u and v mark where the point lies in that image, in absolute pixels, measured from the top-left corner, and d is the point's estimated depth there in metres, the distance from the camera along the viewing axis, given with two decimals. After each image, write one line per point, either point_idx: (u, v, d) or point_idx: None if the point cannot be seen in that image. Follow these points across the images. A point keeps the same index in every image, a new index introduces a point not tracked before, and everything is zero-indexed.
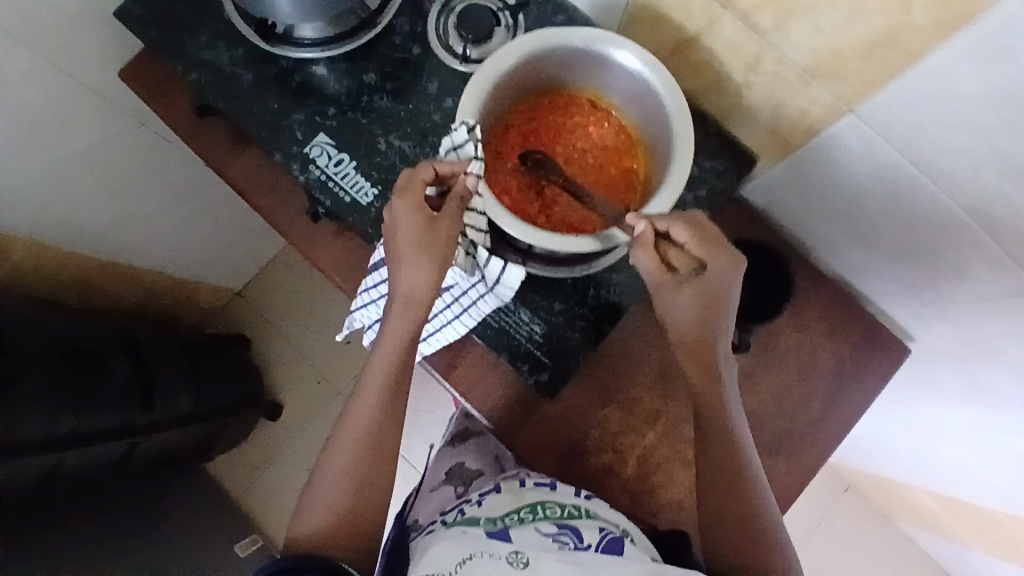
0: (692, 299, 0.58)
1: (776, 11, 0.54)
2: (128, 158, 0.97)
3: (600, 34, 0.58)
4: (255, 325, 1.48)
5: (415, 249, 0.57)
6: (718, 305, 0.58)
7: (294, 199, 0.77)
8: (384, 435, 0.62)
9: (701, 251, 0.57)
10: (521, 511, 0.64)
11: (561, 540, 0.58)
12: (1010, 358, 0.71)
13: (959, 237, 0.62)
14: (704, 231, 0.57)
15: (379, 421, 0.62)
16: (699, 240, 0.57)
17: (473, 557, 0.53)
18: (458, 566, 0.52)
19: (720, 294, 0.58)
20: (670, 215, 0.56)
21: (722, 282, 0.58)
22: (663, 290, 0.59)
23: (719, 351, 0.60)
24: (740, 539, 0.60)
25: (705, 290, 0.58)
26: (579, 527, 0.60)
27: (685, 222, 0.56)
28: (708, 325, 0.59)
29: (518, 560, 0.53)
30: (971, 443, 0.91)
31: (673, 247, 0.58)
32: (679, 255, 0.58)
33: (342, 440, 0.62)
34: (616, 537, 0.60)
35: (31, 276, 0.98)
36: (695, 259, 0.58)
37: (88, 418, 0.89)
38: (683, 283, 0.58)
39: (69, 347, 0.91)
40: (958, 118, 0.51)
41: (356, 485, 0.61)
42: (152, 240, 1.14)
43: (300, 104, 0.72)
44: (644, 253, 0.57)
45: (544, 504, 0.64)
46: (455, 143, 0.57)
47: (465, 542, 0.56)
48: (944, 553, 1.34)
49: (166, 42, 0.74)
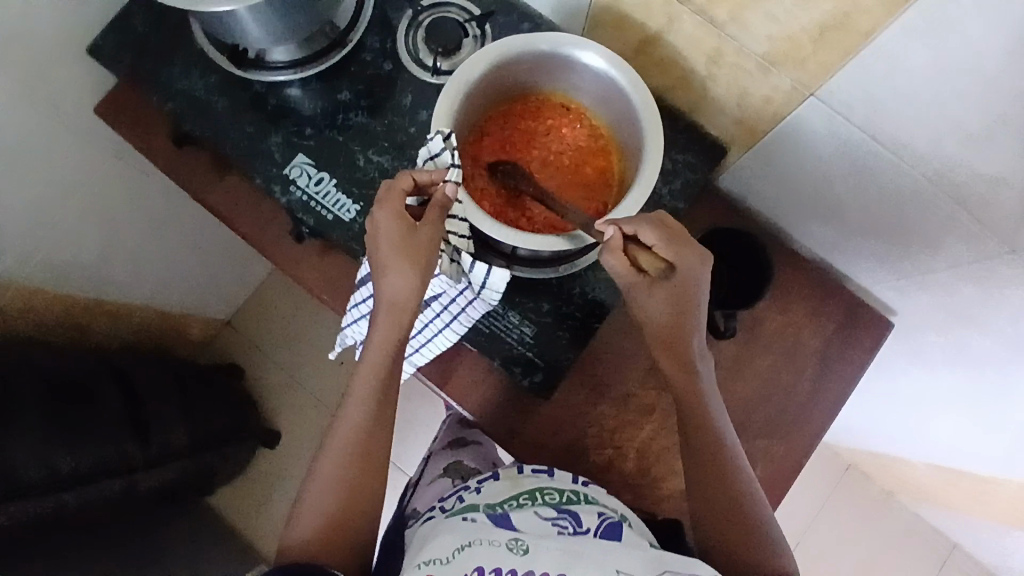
0: (665, 298, 0.57)
1: (732, 4, 0.55)
2: (108, 194, 0.97)
3: (564, 38, 0.60)
4: (247, 352, 1.47)
5: (396, 253, 0.57)
6: (690, 304, 0.58)
7: (278, 222, 0.78)
8: (375, 442, 0.63)
9: (669, 253, 0.57)
10: (519, 498, 0.64)
11: (560, 525, 0.59)
12: (989, 323, 0.73)
13: (927, 209, 0.63)
14: (670, 230, 0.57)
15: (369, 431, 0.63)
16: (665, 242, 0.56)
17: (473, 544, 0.55)
18: (457, 553, 0.54)
19: (692, 294, 0.57)
20: (637, 219, 0.57)
21: (694, 282, 0.57)
22: (634, 294, 0.58)
23: (696, 351, 0.60)
24: (725, 533, 0.61)
25: (676, 292, 0.57)
26: (578, 511, 0.61)
27: (650, 224, 0.57)
28: (682, 326, 0.58)
29: (517, 547, 0.54)
30: (960, 410, 0.93)
31: (643, 250, 0.58)
32: (649, 258, 0.58)
33: (332, 448, 0.63)
34: (614, 521, 0.60)
35: (19, 319, 0.97)
36: (665, 261, 0.57)
37: (79, 457, 0.88)
38: (654, 286, 0.58)
39: (62, 387, 0.91)
40: (914, 94, 0.52)
41: (349, 492, 0.62)
42: (138, 275, 1.14)
43: (276, 127, 0.73)
44: (613, 256, 0.57)
45: (543, 491, 0.64)
46: (432, 152, 0.58)
47: (464, 530, 0.58)
48: (947, 524, 1.36)
49: (141, 76, 0.75)
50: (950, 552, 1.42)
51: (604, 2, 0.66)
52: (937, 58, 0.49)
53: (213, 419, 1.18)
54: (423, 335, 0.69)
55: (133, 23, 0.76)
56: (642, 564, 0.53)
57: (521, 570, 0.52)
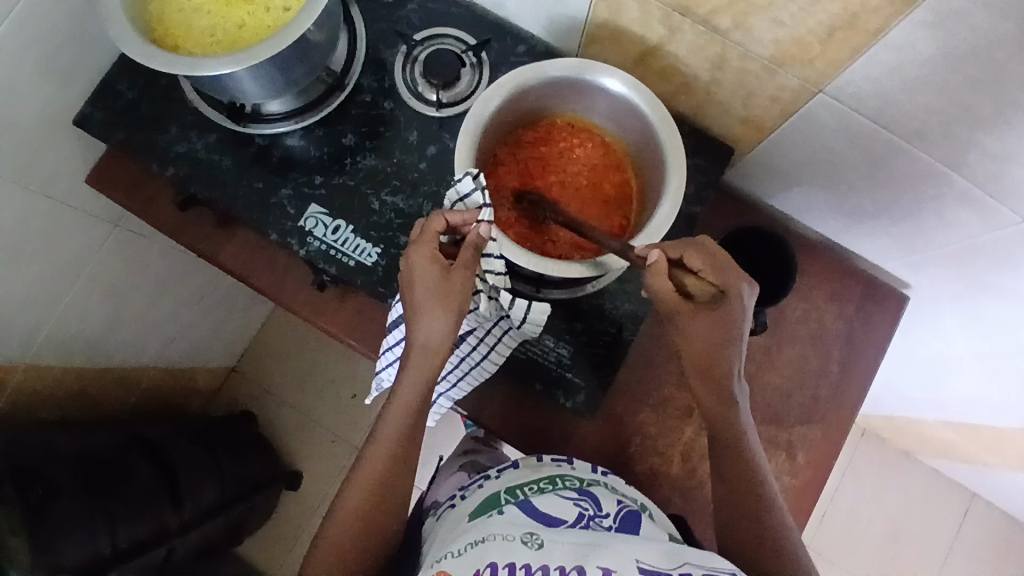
0: (706, 325, 0.58)
1: (734, 13, 0.56)
2: (110, 263, 0.96)
3: (575, 62, 0.61)
4: (259, 397, 1.45)
5: (431, 298, 0.57)
6: (734, 331, 0.58)
7: (293, 272, 0.77)
8: (398, 477, 0.63)
9: (717, 278, 0.57)
10: (540, 482, 0.63)
11: (581, 507, 0.59)
12: (1003, 289, 0.75)
13: (940, 187, 0.64)
14: (717, 258, 0.58)
15: (393, 470, 0.62)
16: (712, 267, 0.57)
17: (486, 540, 0.54)
18: (469, 547, 0.54)
19: (737, 319, 0.58)
20: (683, 244, 0.58)
21: (741, 308, 0.58)
22: (677, 315, 0.59)
23: (734, 379, 0.60)
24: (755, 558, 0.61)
25: (720, 317, 0.58)
26: (599, 495, 0.61)
27: (698, 248, 0.57)
28: (721, 353, 0.59)
29: (532, 541, 0.53)
30: (978, 372, 0.95)
31: (690, 275, 0.58)
32: (697, 282, 0.58)
33: (356, 485, 0.62)
34: (633, 510, 0.60)
35: (33, 399, 0.95)
36: (714, 286, 0.58)
37: (114, 534, 0.87)
38: (699, 310, 0.58)
39: (89, 464, 0.89)
40: (923, 82, 0.54)
41: (368, 529, 0.62)
42: (144, 337, 1.12)
43: (284, 179, 0.72)
44: (658, 280, 0.57)
45: (563, 477, 0.63)
46: (461, 193, 0.58)
47: (482, 525, 0.57)
48: (967, 478, 1.40)
49: (137, 142, 0.73)
50: (974, 504, 1.45)
51: (602, 19, 0.66)
52: (944, 49, 0.50)
53: (239, 470, 1.17)
54: (459, 370, 0.68)
55: (122, 90, 0.74)
56: (663, 557, 0.51)
57: (536, 564, 0.50)
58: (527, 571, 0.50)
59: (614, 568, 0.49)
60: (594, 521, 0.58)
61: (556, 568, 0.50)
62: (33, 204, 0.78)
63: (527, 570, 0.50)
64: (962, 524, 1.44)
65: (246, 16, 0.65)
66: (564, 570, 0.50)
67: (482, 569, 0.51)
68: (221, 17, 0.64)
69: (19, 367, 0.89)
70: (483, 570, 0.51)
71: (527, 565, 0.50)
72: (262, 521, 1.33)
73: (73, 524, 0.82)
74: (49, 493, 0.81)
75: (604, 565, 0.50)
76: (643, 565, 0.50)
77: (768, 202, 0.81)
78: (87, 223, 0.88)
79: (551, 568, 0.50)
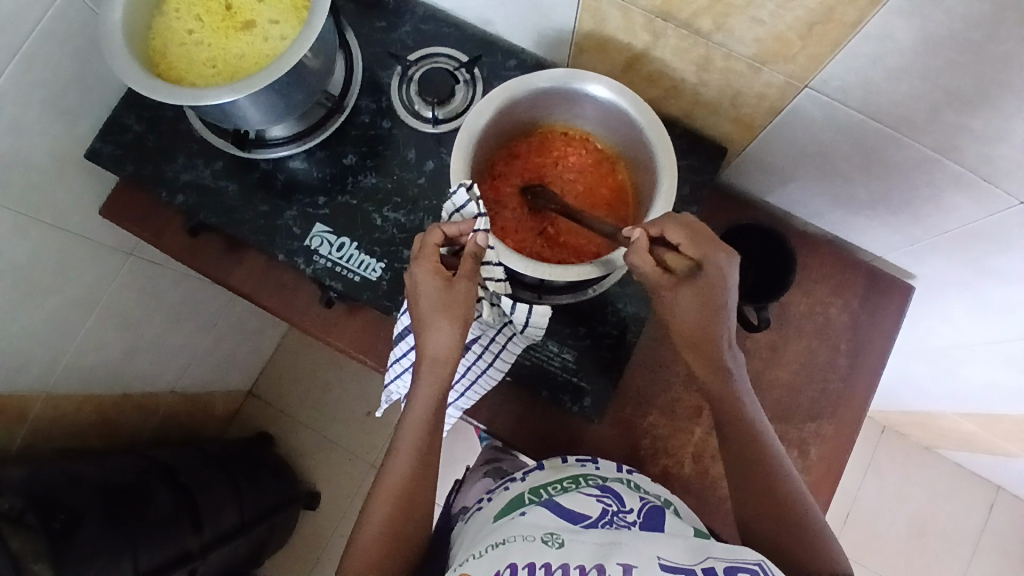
0: (691, 299, 0.58)
1: (715, 15, 0.58)
2: (126, 292, 0.98)
3: (562, 72, 0.63)
4: (274, 420, 1.47)
5: (435, 311, 0.58)
6: (717, 303, 0.58)
7: (302, 291, 0.79)
8: (420, 489, 0.63)
9: (694, 251, 0.57)
10: (563, 482, 0.63)
11: (604, 504, 0.59)
12: (1009, 275, 0.74)
13: (934, 173, 0.65)
14: (695, 231, 0.58)
15: (414, 480, 0.62)
16: (691, 241, 0.57)
17: (507, 541, 0.54)
18: (490, 548, 0.54)
19: (716, 293, 0.57)
20: (661, 220, 0.58)
21: (720, 281, 0.57)
22: (660, 292, 0.59)
23: (727, 350, 0.60)
24: (802, 562, 0.59)
25: (702, 290, 0.57)
26: (621, 492, 0.61)
27: (676, 223, 0.57)
28: (709, 326, 0.58)
29: (553, 539, 0.53)
30: (992, 361, 0.94)
31: (669, 250, 0.59)
32: (675, 257, 0.59)
33: (380, 500, 0.62)
34: (657, 505, 0.60)
35: (54, 426, 0.98)
36: (691, 260, 0.58)
37: (136, 558, 0.89)
38: (681, 284, 0.58)
39: (111, 489, 0.91)
40: (904, 69, 0.55)
41: (396, 541, 0.62)
42: (161, 363, 1.14)
43: (290, 201, 0.74)
44: (639, 258, 0.58)
45: (586, 476, 0.64)
46: (457, 205, 0.60)
47: (505, 526, 0.57)
48: (992, 472, 1.37)
49: (147, 174, 0.76)
50: (1000, 496, 1.42)
51: (589, 29, 0.68)
52: (922, 33, 0.51)
53: (258, 491, 1.18)
54: (466, 379, 0.69)
55: (130, 124, 0.77)
56: (686, 553, 0.51)
57: (556, 563, 0.51)
58: (547, 570, 0.50)
59: (635, 564, 0.50)
60: (617, 517, 0.58)
61: (576, 566, 0.50)
62: (48, 237, 0.81)
63: (547, 569, 0.50)
64: (989, 518, 1.42)
65: (245, 47, 0.67)
66: (584, 570, 0.50)
67: (503, 570, 0.51)
68: (223, 48, 0.67)
69: (39, 397, 0.92)
70: (503, 570, 0.51)
71: (548, 564, 0.51)
72: (283, 542, 1.34)
73: (96, 552, 0.83)
74: (72, 519, 0.82)
75: (624, 562, 0.50)
76: (664, 563, 0.50)
77: (765, 199, 0.81)
78: (101, 254, 0.91)
79: (571, 567, 0.50)
